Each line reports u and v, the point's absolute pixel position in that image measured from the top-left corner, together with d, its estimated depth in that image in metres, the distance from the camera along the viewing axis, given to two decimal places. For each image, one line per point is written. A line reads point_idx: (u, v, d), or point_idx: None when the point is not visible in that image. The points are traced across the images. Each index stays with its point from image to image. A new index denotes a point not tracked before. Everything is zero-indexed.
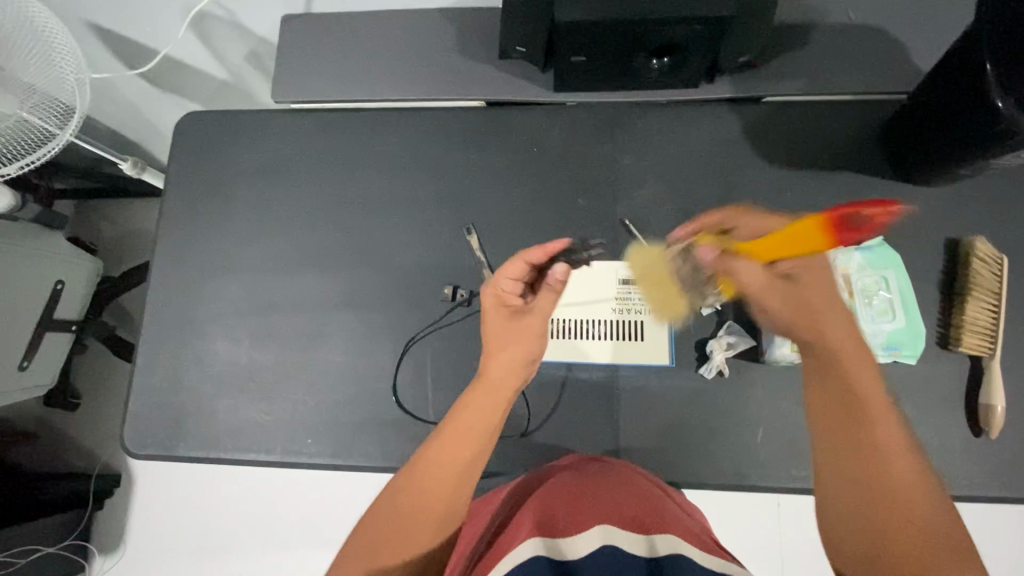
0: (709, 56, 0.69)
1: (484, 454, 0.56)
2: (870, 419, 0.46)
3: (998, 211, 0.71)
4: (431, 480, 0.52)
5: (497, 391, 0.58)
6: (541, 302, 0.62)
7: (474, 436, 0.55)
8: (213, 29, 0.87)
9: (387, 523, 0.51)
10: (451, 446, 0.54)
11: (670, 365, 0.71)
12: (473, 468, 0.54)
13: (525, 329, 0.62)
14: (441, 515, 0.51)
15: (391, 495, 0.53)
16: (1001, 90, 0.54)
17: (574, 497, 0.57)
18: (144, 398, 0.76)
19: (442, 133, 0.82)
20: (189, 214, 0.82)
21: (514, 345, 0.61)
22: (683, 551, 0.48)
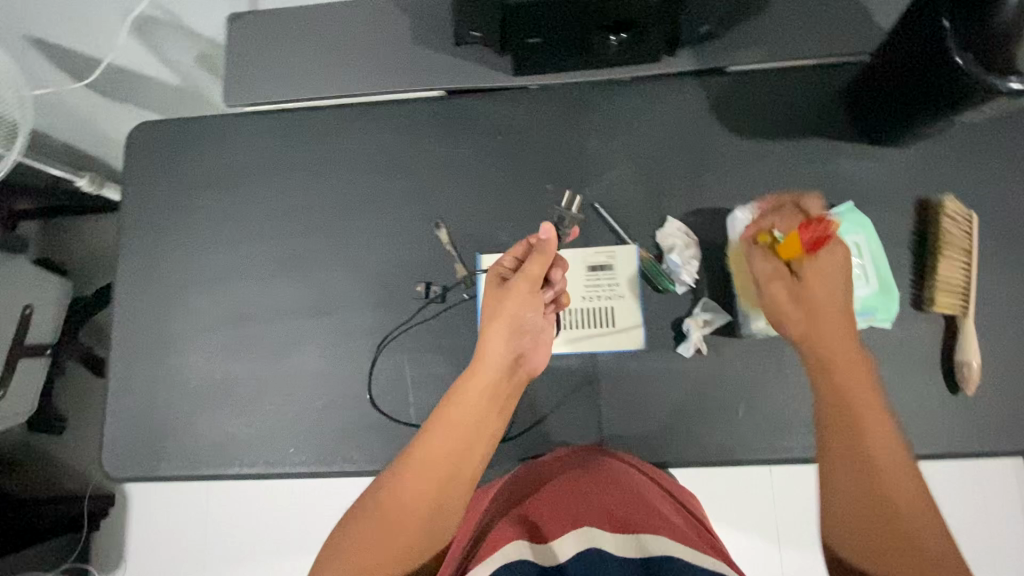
0: (666, 28, 0.67)
1: (473, 445, 0.59)
2: (862, 422, 0.51)
3: (977, 166, 0.69)
4: (420, 475, 0.55)
5: (484, 383, 0.61)
6: (528, 266, 0.63)
7: (464, 428, 0.59)
8: (157, 33, 0.84)
9: (374, 525, 0.53)
10: (443, 440, 0.58)
11: (642, 349, 0.70)
12: (464, 463, 0.58)
13: (513, 300, 0.63)
14: (431, 511, 0.55)
15: (379, 494, 0.55)
16: (958, 47, 0.52)
17: (559, 494, 0.58)
18: (122, 419, 0.75)
19: (401, 124, 0.78)
20: (149, 228, 0.80)
21: (501, 310, 0.63)
22: (672, 551, 0.49)
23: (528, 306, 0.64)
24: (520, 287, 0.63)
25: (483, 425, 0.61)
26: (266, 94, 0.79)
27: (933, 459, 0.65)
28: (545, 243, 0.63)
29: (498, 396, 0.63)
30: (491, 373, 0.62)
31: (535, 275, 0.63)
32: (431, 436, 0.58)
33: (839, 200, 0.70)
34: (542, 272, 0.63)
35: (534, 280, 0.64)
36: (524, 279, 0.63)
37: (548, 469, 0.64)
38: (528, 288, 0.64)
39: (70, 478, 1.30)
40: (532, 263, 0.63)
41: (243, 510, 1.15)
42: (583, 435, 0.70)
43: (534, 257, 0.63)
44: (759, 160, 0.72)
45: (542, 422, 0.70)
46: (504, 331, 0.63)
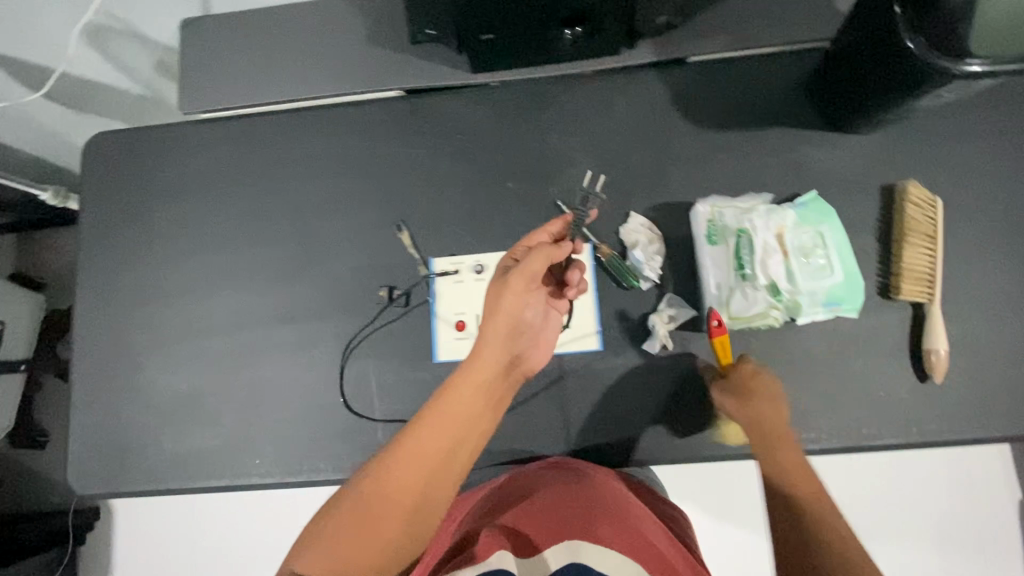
0: (622, 18, 0.65)
1: (463, 440, 0.58)
2: (779, 444, 0.60)
3: (942, 149, 0.67)
4: (408, 466, 0.54)
5: (478, 376, 0.60)
6: (529, 261, 0.61)
7: (455, 424, 0.58)
8: (110, 42, 0.82)
9: (357, 516, 0.52)
10: (434, 433, 0.56)
11: (598, 350, 0.69)
12: (454, 457, 0.57)
13: (511, 294, 0.61)
14: (416, 506, 0.54)
15: (363, 485, 0.54)
16: (910, 31, 0.51)
17: (540, 506, 0.58)
18: (87, 435, 0.74)
19: (360, 126, 0.77)
20: (109, 241, 0.79)
21: (500, 307, 0.61)
22: None
23: (525, 303, 0.63)
24: (519, 285, 0.62)
25: (476, 421, 0.59)
26: (223, 100, 0.78)
27: (903, 448, 0.65)
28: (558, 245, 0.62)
29: (491, 394, 0.62)
30: (486, 367, 0.60)
31: (535, 273, 0.62)
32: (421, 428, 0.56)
33: (803, 189, 0.69)
34: (542, 270, 0.61)
35: (535, 279, 0.62)
36: (524, 278, 0.61)
37: (530, 481, 0.63)
38: (525, 287, 0.62)
39: (53, 492, 1.30)
40: (534, 261, 0.61)
41: (225, 521, 1.13)
42: (551, 436, 0.69)
43: (536, 253, 0.61)
44: (722, 151, 0.71)
45: (508, 424, 0.69)
46: (502, 328, 0.61)
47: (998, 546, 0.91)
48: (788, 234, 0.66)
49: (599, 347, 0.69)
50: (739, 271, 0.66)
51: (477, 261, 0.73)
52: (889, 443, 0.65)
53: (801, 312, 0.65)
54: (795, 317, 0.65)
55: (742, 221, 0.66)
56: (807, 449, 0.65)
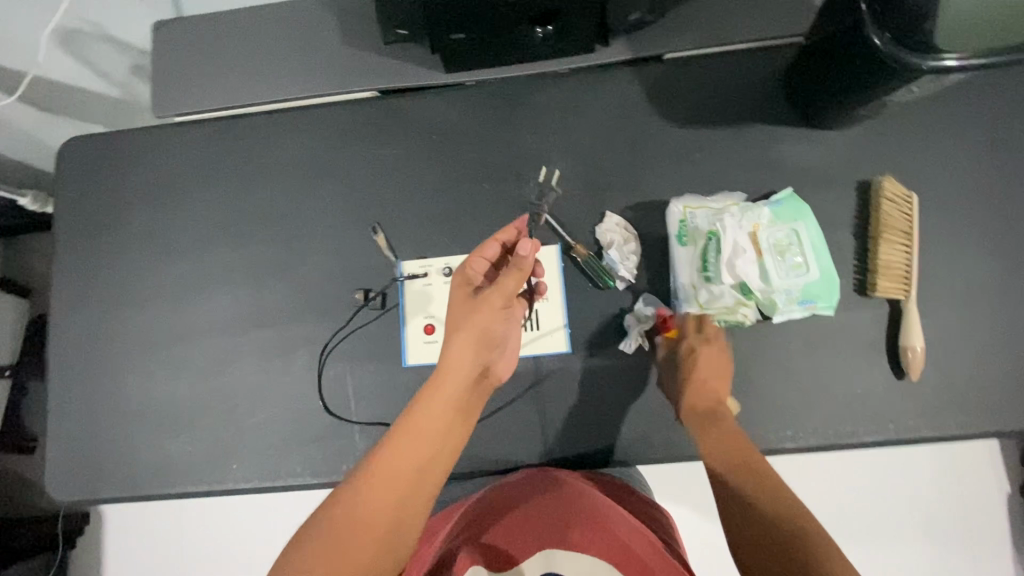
0: (593, 16, 0.65)
1: (436, 458, 0.56)
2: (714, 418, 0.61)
3: (919, 144, 0.67)
4: (382, 482, 0.53)
5: (450, 388, 0.59)
6: (502, 279, 0.62)
7: (427, 440, 0.56)
8: (82, 44, 0.81)
9: (329, 537, 0.49)
10: (406, 446, 0.55)
11: (568, 352, 0.69)
12: (430, 469, 0.55)
13: (482, 311, 0.61)
14: (392, 527, 0.51)
15: (334, 507, 0.51)
16: (875, 26, 0.51)
17: (523, 522, 0.58)
18: (63, 443, 0.74)
19: (335, 127, 0.76)
20: (83, 247, 0.78)
21: (470, 321, 0.61)
22: None
23: (497, 320, 0.63)
24: (495, 300, 0.62)
25: (450, 434, 0.58)
26: (195, 102, 0.77)
27: (881, 445, 0.64)
28: (521, 259, 0.62)
29: (464, 405, 0.61)
30: (457, 379, 0.59)
31: (508, 289, 0.62)
32: (394, 442, 0.55)
33: (779, 186, 0.68)
34: (515, 288, 0.62)
35: (508, 295, 0.63)
36: (500, 294, 0.62)
37: (517, 494, 0.61)
38: (501, 303, 0.62)
39: (44, 497, 1.30)
40: (507, 275, 0.62)
41: (213, 523, 1.13)
42: (528, 438, 0.69)
43: (509, 269, 0.62)
44: (698, 149, 0.70)
45: (485, 426, 0.69)
46: (472, 343, 0.60)
47: (984, 538, 0.91)
48: (763, 232, 0.64)
49: (565, 348, 0.69)
50: (709, 273, 0.65)
51: (446, 265, 0.72)
52: (868, 440, 0.65)
53: (775, 310, 0.64)
54: (770, 315, 0.65)
55: (713, 223, 0.65)
56: (784, 447, 0.65)
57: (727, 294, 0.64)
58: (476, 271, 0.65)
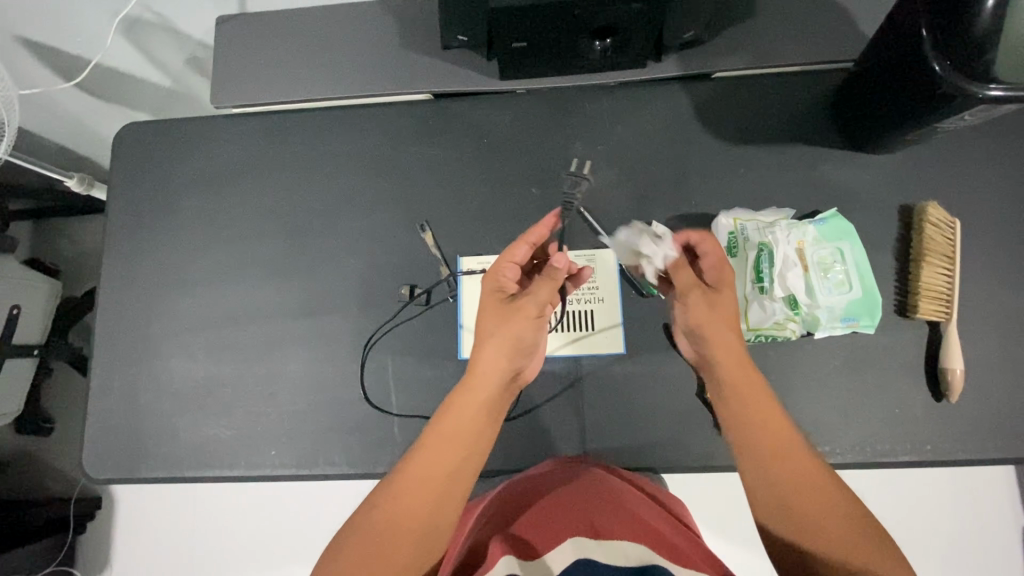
0: (651, 33, 0.67)
1: (469, 458, 0.54)
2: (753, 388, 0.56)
3: (960, 173, 0.69)
4: (414, 487, 0.52)
5: (478, 396, 0.57)
6: (537, 289, 0.61)
7: (457, 440, 0.54)
8: (147, 34, 0.84)
9: (366, 542, 0.49)
10: (436, 455, 0.53)
11: (622, 353, 0.70)
12: (459, 476, 0.54)
13: (516, 318, 0.60)
14: (428, 527, 0.51)
15: (367, 511, 0.52)
16: (936, 53, 0.51)
17: (544, 514, 0.57)
18: (102, 421, 0.75)
19: (388, 127, 0.78)
20: (133, 230, 0.80)
21: (503, 329, 0.60)
22: (657, 561, 0.49)
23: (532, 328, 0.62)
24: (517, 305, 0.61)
25: (479, 441, 0.56)
26: (254, 96, 0.79)
27: (917, 464, 0.65)
28: (556, 271, 0.62)
29: (493, 409, 0.58)
30: (484, 385, 0.58)
31: (545, 300, 0.61)
32: (422, 451, 0.54)
33: (824, 206, 0.70)
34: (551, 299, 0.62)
35: (542, 304, 0.61)
36: (534, 304, 0.61)
37: (530, 488, 0.62)
38: (536, 314, 0.61)
39: (56, 480, 1.30)
40: (541, 286, 0.61)
41: (225, 514, 1.13)
42: (565, 441, 0.69)
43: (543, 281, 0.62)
44: (744, 165, 0.72)
45: (523, 425, 0.70)
46: (507, 350, 0.59)
47: (1007, 568, 0.91)
48: (808, 249, 0.66)
49: (621, 349, 0.70)
50: (758, 284, 0.66)
51: None
52: (905, 460, 0.65)
53: (818, 326, 0.65)
54: (812, 331, 0.66)
55: (764, 235, 0.67)
56: None
57: (775, 306, 0.65)
58: (508, 278, 0.62)
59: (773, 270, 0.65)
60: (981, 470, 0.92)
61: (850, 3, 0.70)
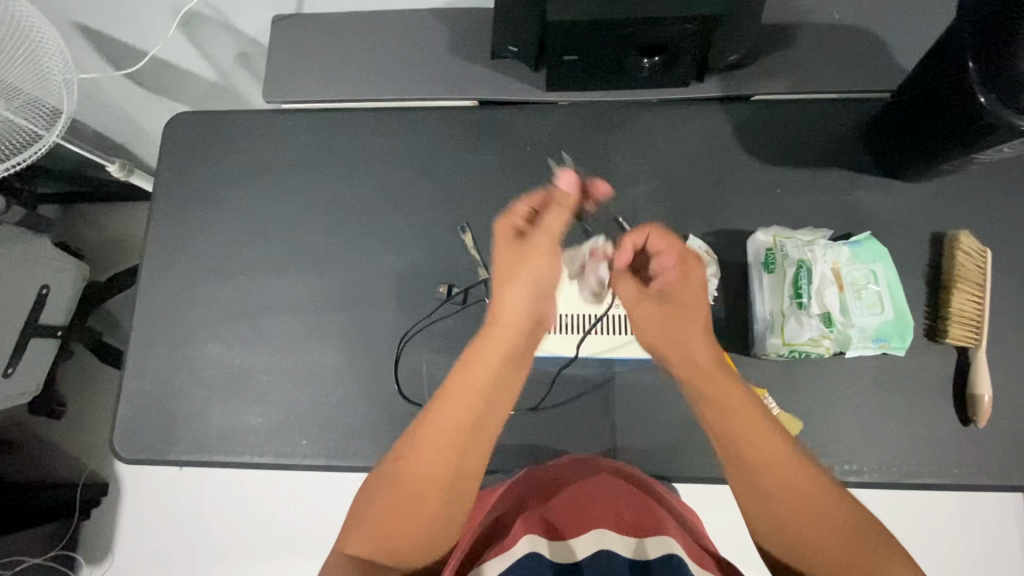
0: (698, 54, 0.69)
1: (485, 418, 0.56)
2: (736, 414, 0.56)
3: (990, 206, 0.71)
4: (432, 448, 0.54)
5: (503, 342, 0.58)
6: (549, 219, 0.62)
7: (477, 398, 0.56)
8: (202, 29, 0.86)
9: (395, 500, 0.53)
10: (452, 413, 0.55)
11: None
12: (483, 426, 0.56)
13: (534, 253, 0.61)
14: (447, 488, 0.53)
15: (393, 471, 0.54)
16: (983, 86, 0.54)
17: (567, 501, 0.58)
18: (138, 401, 0.76)
19: (434, 130, 0.80)
20: (176, 217, 0.81)
21: (520, 267, 0.60)
22: (677, 552, 0.50)
23: (550, 266, 0.61)
24: (546, 248, 0.61)
25: (501, 390, 0.58)
26: (303, 93, 0.81)
27: (942, 488, 0.66)
28: (562, 194, 0.63)
29: (518, 356, 0.59)
30: (510, 332, 0.59)
31: (555, 229, 0.62)
32: (445, 403, 0.56)
33: (856, 230, 0.72)
34: (560, 226, 0.62)
35: (554, 235, 0.62)
36: (546, 236, 0.62)
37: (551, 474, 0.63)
38: (549, 247, 0.62)
39: (64, 464, 1.29)
40: (551, 217, 0.62)
41: (235, 506, 1.13)
42: (594, 446, 0.70)
43: (556, 209, 0.62)
44: (779, 186, 0.74)
45: (552, 428, 0.71)
46: (526, 289, 0.60)
47: None
48: (842, 269, 0.68)
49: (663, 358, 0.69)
50: (796, 300, 0.67)
51: None
52: (930, 483, 0.66)
53: (850, 345, 0.66)
54: (844, 350, 0.67)
55: (802, 252, 0.68)
56: (847, 480, 0.66)
57: (814, 323, 0.66)
58: (519, 211, 0.64)
59: (813, 288, 0.67)
60: (994, 500, 0.93)
61: (890, 36, 0.73)
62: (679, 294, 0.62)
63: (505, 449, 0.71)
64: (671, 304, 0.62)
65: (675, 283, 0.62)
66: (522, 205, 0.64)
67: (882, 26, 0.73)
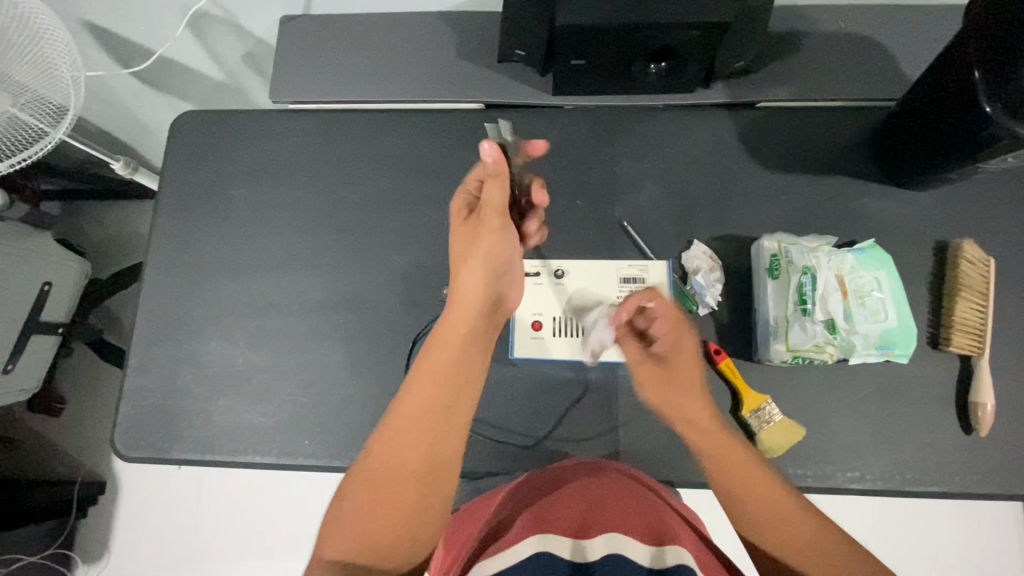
0: (705, 60, 0.70)
1: (455, 398, 0.59)
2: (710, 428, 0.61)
3: (993, 216, 0.71)
4: (403, 432, 0.55)
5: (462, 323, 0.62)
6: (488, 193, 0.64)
7: (443, 377, 0.59)
8: (211, 29, 0.86)
9: (373, 491, 0.52)
10: (420, 395, 0.58)
11: None
12: (449, 406, 0.58)
13: (484, 230, 0.65)
14: (423, 470, 0.54)
15: (370, 464, 0.54)
16: (989, 95, 0.54)
17: (573, 503, 0.57)
18: (140, 399, 0.76)
19: (440, 132, 0.80)
20: (182, 215, 0.81)
21: (472, 246, 0.65)
22: (687, 559, 0.49)
23: (499, 239, 0.65)
24: (493, 223, 0.64)
25: (464, 371, 0.61)
26: (311, 94, 0.81)
27: (944, 496, 0.66)
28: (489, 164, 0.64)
29: (475, 337, 0.63)
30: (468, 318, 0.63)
31: (496, 203, 0.64)
32: (412, 386, 0.58)
33: (860, 237, 0.72)
34: (501, 198, 0.64)
35: (498, 206, 0.65)
36: (491, 210, 0.64)
37: (556, 477, 0.63)
38: (496, 221, 0.64)
39: (61, 462, 1.28)
40: (491, 189, 0.64)
41: (233, 507, 1.13)
42: (596, 450, 0.70)
43: (491, 183, 0.65)
44: (784, 192, 0.74)
45: (555, 431, 0.71)
46: (480, 266, 0.64)
47: None
48: (846, 276, 0.68)
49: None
50: (801, 305, 0.67)
51: (558, 267, 0.73)
52: (932, 491, 0.66)
53: (854, 352, 0.66)
54: (848, 357, 0.67)
55: (807, 259, 0.68)
56: (850, 488, 0.66)
57: (817, 331, 0.66)
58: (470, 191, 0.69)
59: (817, 295, 0.67)
60: (993, 509, 0.93)
61: (895, 46, 0.73)
62: (678, 361, 0.66)
63: (508, 453, 0.71)
64: (670, 366, 0.66)
65: (676, 347, 0.67)
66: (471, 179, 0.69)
67: (887, 35, 0.74)
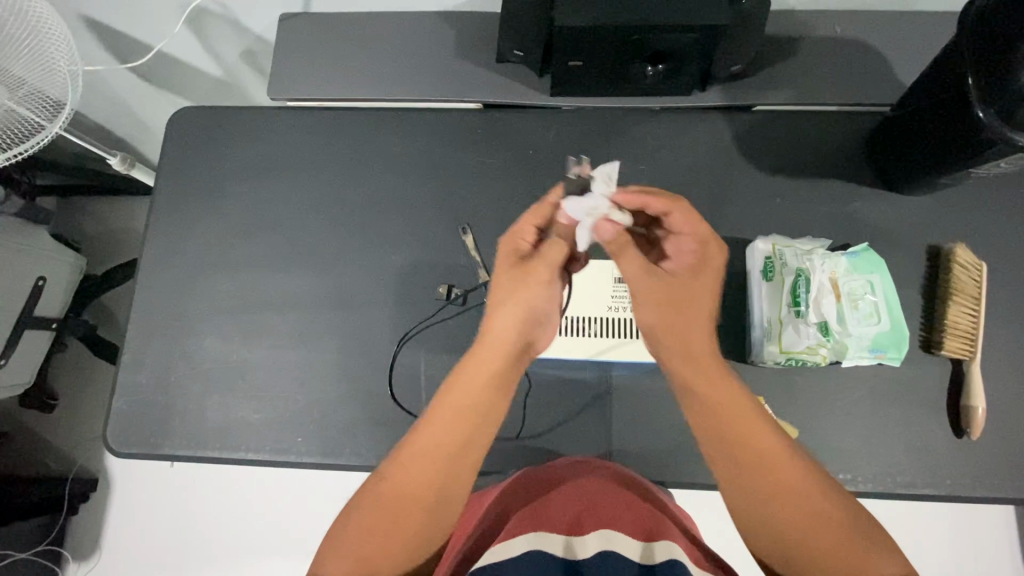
0: (701, 63, 0.70)
1: (470, 439, 0.56)
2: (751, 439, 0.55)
3: (985, 220, 0.72)
4: (416, 467, 0.54)
5: (491, 363, 0.58)
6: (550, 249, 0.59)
7: (461, 415, 0.56)
8: (209, 25, 0.86)
9: (377, 518, 0.52)
10: (438, 433, 0.55)
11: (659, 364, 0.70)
12: (467, 448, 0.56)
13: (532, 280, 0.60)
14: (429, 505, 0.53)
15: (378, 488, 0.54)
16: (982, 101, 0.55)
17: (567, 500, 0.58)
18: (133, 394, 0.75)
19: (437, 131, 0.80)
20: (177, 210, 0.81)
21: (515, 296, 0.59)
22: (678, 556, 0.51)
23: (542, 297, 0.60)
24: (543, 277, 0.59)
25: (483, 414, 0.57)
26: (308, 91, 0.81)
27: (936, 499, 0.66)
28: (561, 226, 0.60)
29: (504, 382, 0.58)
30: (498, 354, 0.58)
31: (553, 260, 0.59)
32: (431, 422, 0.56)
33: (854, 241, 0.73)
34: (560, 259, 0.59)
35: (553, 267, 0.60)
36: (546, 266, 0.59)
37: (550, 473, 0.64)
38: (547, 280, 0.59)
39: (52, 458, 1.27)
40: (551, 247, 0.59)
41: (225, 505, 1.12)
42: (589, 449, 0.70)
43: (553, 245, 0.60)
44: (779, 195, 0.75)
45: (549, 431, 0.71)
46: (517, 315, 0.58)
47: None
48: (840, 279, 0.68)
49: None
50: (794, 308, 0.67)
51: None
52: (923, 494, 0.67)
53: (847, 354, 0.67)
54: (840, 359, 0.67)
55: (801, 261, 0.68)
56: None
57: (810, 332, 0.67)
58: (525, 234, 0.62)
59: (810, 296, 0.67)
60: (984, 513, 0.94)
61: (890, 52, 0.74)
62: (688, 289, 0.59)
63: (501, 451, 0.71)
64: (685, 300, 0.59)
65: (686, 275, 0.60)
66: (526, 227, 0.62)
67: (883, 41, 0.74)
